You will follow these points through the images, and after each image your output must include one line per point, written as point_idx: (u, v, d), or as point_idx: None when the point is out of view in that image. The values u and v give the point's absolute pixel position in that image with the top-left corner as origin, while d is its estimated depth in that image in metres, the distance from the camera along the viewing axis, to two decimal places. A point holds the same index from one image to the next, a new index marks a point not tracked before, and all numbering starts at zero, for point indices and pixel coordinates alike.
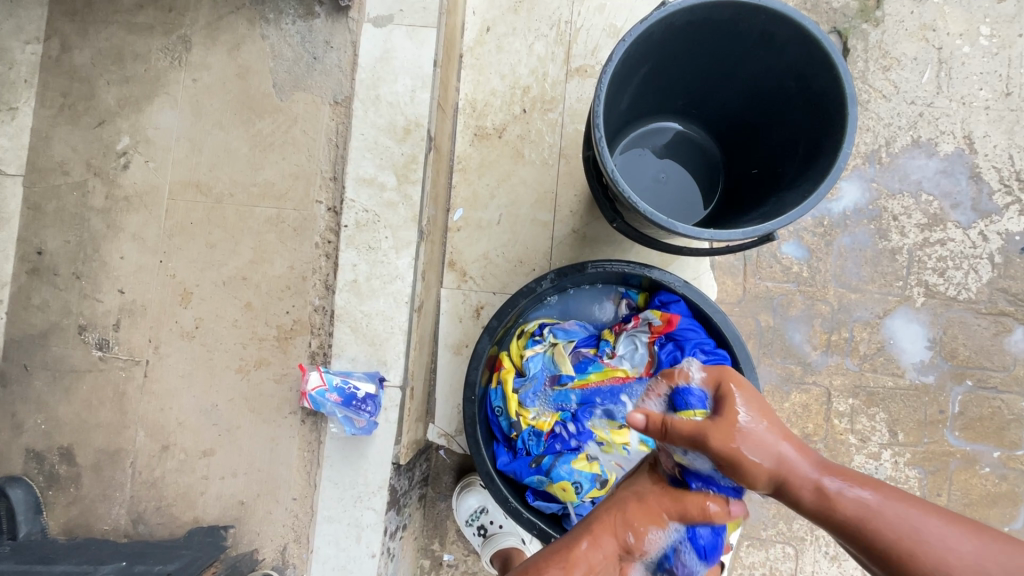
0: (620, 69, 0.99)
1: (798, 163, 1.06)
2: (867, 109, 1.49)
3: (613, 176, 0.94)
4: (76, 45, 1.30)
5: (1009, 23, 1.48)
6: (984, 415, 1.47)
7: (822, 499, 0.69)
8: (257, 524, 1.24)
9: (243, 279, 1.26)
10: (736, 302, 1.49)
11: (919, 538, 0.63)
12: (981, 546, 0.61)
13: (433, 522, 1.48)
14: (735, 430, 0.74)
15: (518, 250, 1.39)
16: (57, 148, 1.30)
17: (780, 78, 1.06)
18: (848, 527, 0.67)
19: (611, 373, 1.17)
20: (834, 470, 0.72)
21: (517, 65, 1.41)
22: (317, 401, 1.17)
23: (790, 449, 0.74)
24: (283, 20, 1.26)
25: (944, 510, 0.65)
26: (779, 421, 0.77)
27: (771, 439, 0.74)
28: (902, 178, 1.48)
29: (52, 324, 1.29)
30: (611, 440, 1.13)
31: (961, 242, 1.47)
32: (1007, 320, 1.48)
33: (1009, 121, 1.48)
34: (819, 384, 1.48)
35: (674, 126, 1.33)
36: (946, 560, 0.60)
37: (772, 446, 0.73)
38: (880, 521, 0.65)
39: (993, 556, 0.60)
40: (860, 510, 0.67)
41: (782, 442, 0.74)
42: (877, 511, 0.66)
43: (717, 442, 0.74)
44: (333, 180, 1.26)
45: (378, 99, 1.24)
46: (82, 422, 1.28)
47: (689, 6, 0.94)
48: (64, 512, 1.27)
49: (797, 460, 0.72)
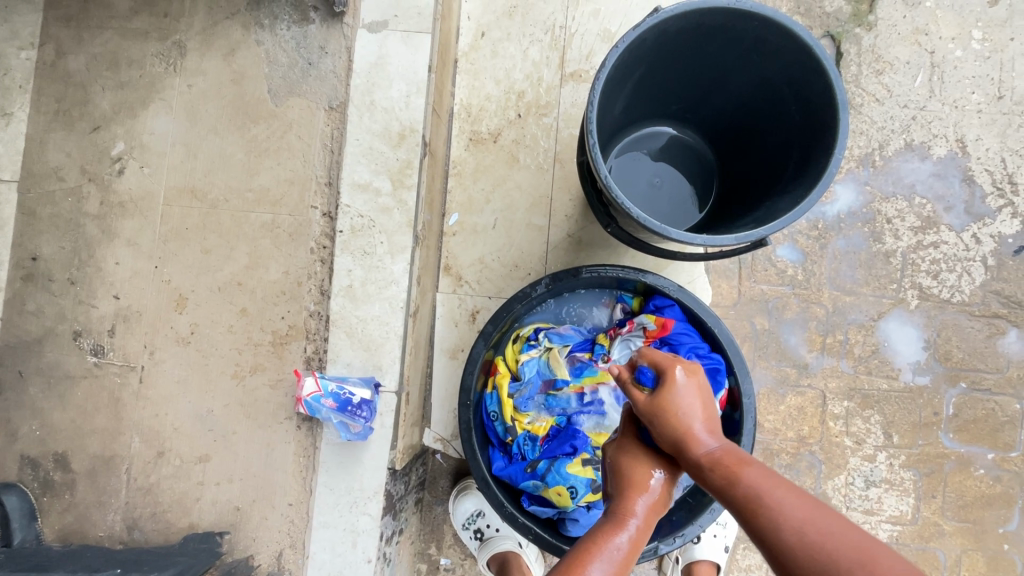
0: (614, 74, 0.99)
1: (791, 167, 1.07)
2: (860, 112, 1.50)
3: (607, 182, 0.94)
4: (70, 51, 1.30)
5: (1001, 26, 1.49)
6: (978, 417, 1.48)
7: (702, 468, 0.72)
8: (252, 530, 1.24)
9: (238, 285, 1.26)
10: (731, 305, 1.49)
11: (763, 503, 0.65)
12: (818, 523, 0.63)
13: (429, 526, 1.48)
14: (656, 397, 0.78)
15: (513, 254, 1.39)
16: (52, 154, 1.30)
17: (773, 82, 1.06)
18: (714, 488, 0.71)
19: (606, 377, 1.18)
20: (730, 450, 0.74)
21: (511, 70, 1.42)
22: (312, 407, 1.17)
23: (701, 426, 0.76)
24: (278, 25, 1.26)
25: (809, 498, 0.66)
26: (703, 398, 0.79)
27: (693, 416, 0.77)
28: (896, 182, 1.49)
29: (46, 330, 1.28)
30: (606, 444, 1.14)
31: (954, 245, 1.48)
32: (1001, 322, 1.48)
33: (1001, 124, 1.49)
34: (814, 386, 1.49)
35: (668, 131, 1.33)
36: (780, 529, 0.63)
37: (685, 420, 0.76)
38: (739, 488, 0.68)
39: (820, 529, 0.62)
40: (726, 480, 0.69)
41: (696, 419, 0.76)
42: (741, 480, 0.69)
43: (643, 407, 0.79)
44: (328, 185, 1.26)
45: (372, 105, 1.24)
46: (77, 428, 1.27)
47: (682, 12, 0.95)
48: (58, 518, 1.26)
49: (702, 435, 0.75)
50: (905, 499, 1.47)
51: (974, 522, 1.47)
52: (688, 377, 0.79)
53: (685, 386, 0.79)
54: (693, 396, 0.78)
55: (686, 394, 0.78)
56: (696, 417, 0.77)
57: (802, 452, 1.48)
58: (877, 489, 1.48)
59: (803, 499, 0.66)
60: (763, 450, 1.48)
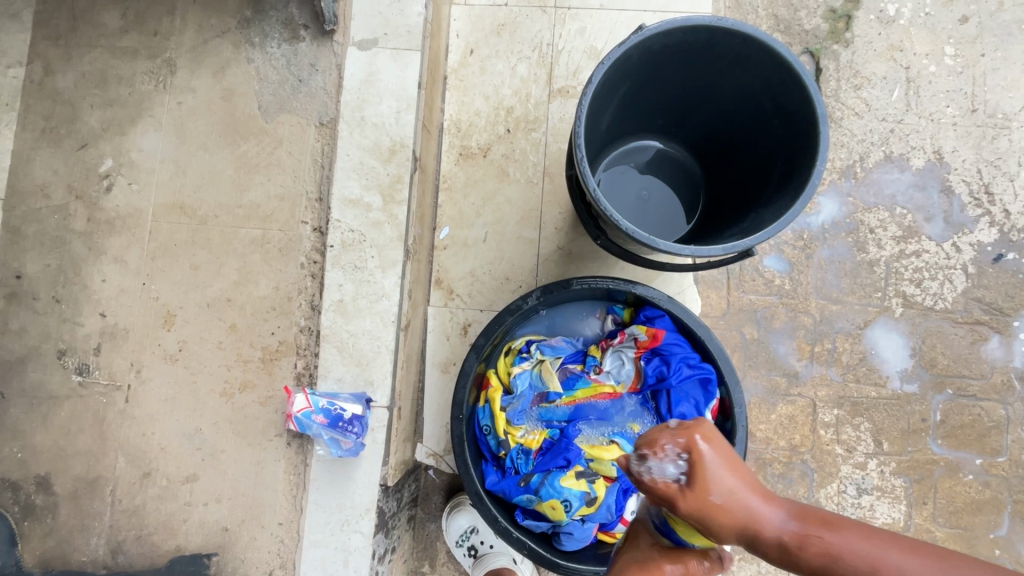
0: (600, 90, 1.01)
1: (776, 180, 1.09)
2: (840, 125, 1.54)
3: (595, 195, 0.95)
4: (59, 69, 1.30)
5: (972, 43, 1.55)
6: (964, 423, 1.50)
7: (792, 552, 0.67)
8: (241, 551, 1.22)
9: (227, 301, 1.25)
10: (720, 315, 1.51)
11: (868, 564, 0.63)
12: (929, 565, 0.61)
13: (423, 544, 1.46)
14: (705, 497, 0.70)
15: (504, 267, 1.40)
16: (38, 172, 1.29)
17: (757, 97, 1.08)
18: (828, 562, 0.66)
19: (598, 389, 1.19)
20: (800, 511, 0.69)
21: (500, 86, 1.44)
22: (303, 423, 1.16)
23: (757, 501, 0.70)
24: (268, 43, 1.27)
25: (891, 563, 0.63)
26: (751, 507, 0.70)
27: (734, 486, 0.70)
28: (877, 193, 1.52)
29: (29, 349, 1.26)
30: (599, 455, 1.12)
31: (936, 254, 1.51)
32: (983, 329, 1.51)
33: (976, 136, 1.53)
34: (804, 395, 1.50)
35: (654, 145, 1.35)
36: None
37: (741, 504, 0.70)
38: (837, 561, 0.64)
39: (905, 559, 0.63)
40: (820, 556, 0.65)
41: (744, 493, 0.70)
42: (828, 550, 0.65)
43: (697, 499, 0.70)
44: (319, 202, 1.26)
45: (363, 121, 1.25)
46: (60, 449, 1.25)
47: (665, 30, 0.97)
48: (40, 543, 1.23)
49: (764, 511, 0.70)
50: (897, 507, 1.48)
51: (965, 528, 1.48)
52: (718, 452, 0.71)
53: (712, 460, 0.70)
54: (731, 473, 0.70)
55: (724, 473, 0.70)
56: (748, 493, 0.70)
57: (794, 461, 1.49)
58: (869, 496, 1.48)
59: (888, 539, 0.64)
60: (755, 460, 1.49)
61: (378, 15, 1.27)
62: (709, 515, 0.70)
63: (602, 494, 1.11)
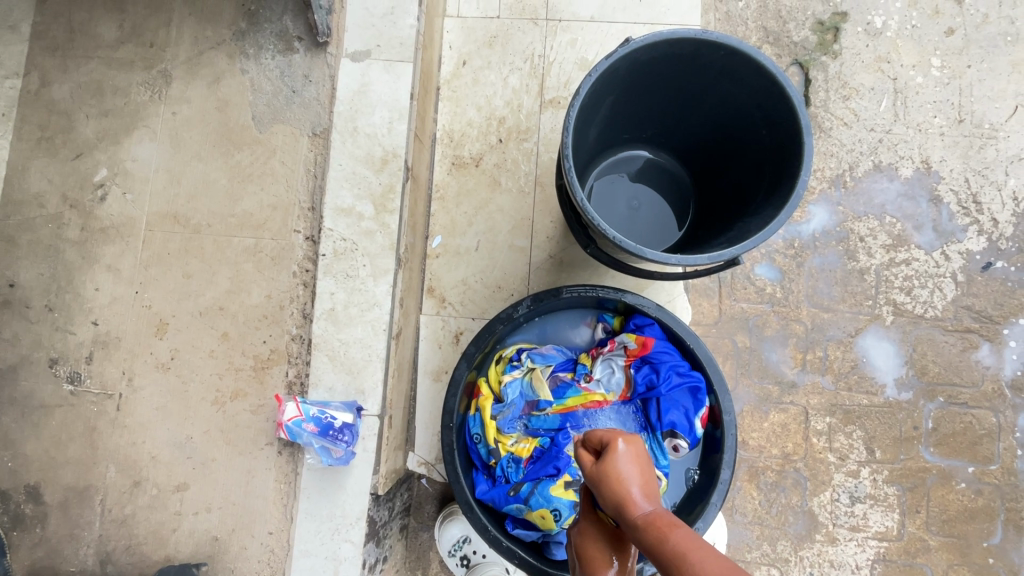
0: (588, 101, 1.03)
1: (764, 188, 1.10)
2: (829, 135, 1.56)
3: (583, 205, 0.97)
4: (55, 80, 1.31)
5: (958, 54, 1.57)
6: (956, 431, 1.50)
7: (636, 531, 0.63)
8: (231, 561, 1.21)
9: (219, 309, 1.26)
10: (713, 323, 1.51)
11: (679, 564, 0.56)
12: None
13: (415, 553, 1.45)
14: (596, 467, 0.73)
15: (496, 276, 1.41)
16: (33, 181, 1.30)
17: (743, 107, 1.09)
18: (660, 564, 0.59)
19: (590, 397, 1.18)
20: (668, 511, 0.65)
21: (492, 97, 1.45)
22: (294, 432, 1.17)
23: (637, 489, 0.69)
24: (263, 55, 1.29)
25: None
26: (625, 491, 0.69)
27: (622, 467, 0.71)
28: (866, 202, 1.54)
29: (21, 357, 1.27)
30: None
31: (925, 262, 1.53)
32: (973, 336, 1.52)
33: (963, 146, 1.55)
34: (796, 403, 1.50)
35: (644, 154, 1.37)
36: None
37: (623, 485, 0.69)
38: (662, 548, 0.59)
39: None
40: (654, 540, 0.61)
41: (633, 485, 0.69)
42: (661, 535, 0.60)
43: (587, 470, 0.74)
44: (311, 211, 1.27)
45: (356, 131, 1.27)
46: (51, 458, 1.25)
47: (651, 43, 0.99)
48: (28, 553, 1.23)
49: (637, 495, 0.68)
50: (889, 515, 1.48)
51: (958, 537, 1.48)
52: (630, 445, 0.74)
53: (619, 449, 0.74)
54: (631, 464, 0.72)
55: (627, 461, 0.72)
56: (635, 481, 0.70)
57: (787, 469, 1.49)
58: (862, 505, 1.48)
59: (717, 554, 0.56)
60: (748, 468, 1.49)
61: (372, 27, 1.29)
62: (592, 480, 0.72)
63: None
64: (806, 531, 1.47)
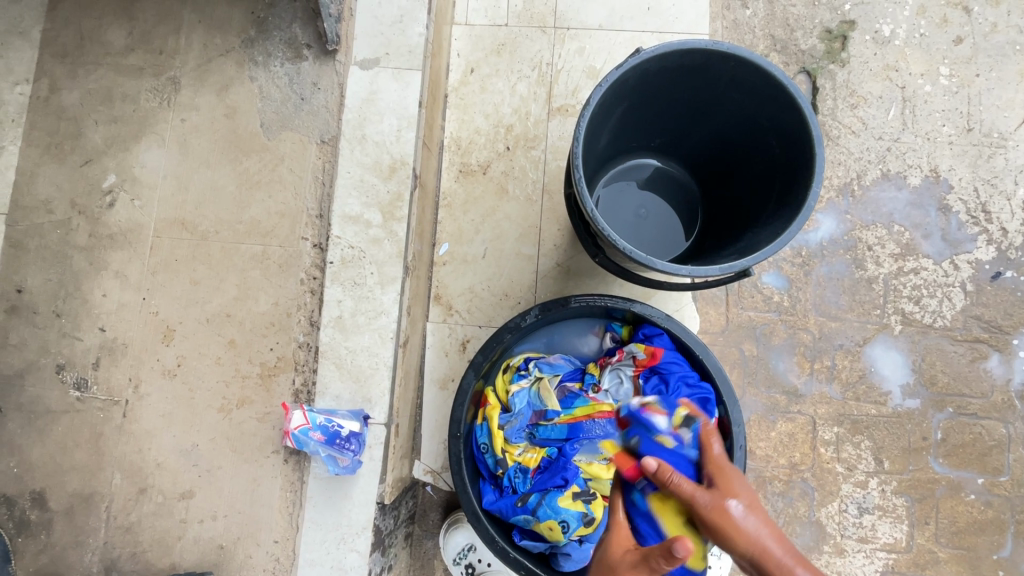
0: (598, 111, 1.03)
1: (774, 199, 1.09)
2: (837, 144, 1.55)
3: (593, 216, 0.96)
4: (65, 86, 1.32)
5: (967, 63, 1.56)
6: (966, 442, 1.49)
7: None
8: (236, 569, 1.21)
9: (226, 316, 1.25)
10: (720, 332, 1.50)
11: None
12: None
13: (420, 562, 1.44)
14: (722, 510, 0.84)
15: (503, 284, 1.41)
16: (42, 187, 1.30)
17: (753, 117, 1.09)
18: None
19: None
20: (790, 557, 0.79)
21: (500, 105, 1.45)
22: (300, 440, 1.16)
23: (772, 538, 0.80)
24: (272, 62, 1.29)
25: None
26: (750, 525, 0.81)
27: (753, 519, 0.82)
28: (875, 211, 1.53)
29: (28, 363, 1.27)
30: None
31: (934, 272, 1.52)
32: (983, 347, 1.51)
33: (972, 155, 1.55)
34: (804, 412, 1.49)
35: (653, 163, 1.36)
36: None
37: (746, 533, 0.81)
38: None
39: None
40: None
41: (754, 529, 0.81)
42: None
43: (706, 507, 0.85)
44: (319, 218, 1.27)
45: (364, 139, 1.27)
46: (57, 465, 1.24)
47: (661, 53, 0.99)
48: (33, 559, 1.22)
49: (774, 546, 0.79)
50: (898, 526, 1.47)
51: (967, 549, 1.46)
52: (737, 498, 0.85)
53: (741, 499, 0.85)
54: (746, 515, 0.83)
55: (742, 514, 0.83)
56: (754, 528, 0.81)
57: (794, 479, 1.48)
58: (870, 516, 1.47)
59: None
60: (756, 478, 1.47)
61: (381, 35, 1.29)
62: (718, 529, 0.82)
63: (599, 514, 1.11)
64: (814, 541, 1.46)
